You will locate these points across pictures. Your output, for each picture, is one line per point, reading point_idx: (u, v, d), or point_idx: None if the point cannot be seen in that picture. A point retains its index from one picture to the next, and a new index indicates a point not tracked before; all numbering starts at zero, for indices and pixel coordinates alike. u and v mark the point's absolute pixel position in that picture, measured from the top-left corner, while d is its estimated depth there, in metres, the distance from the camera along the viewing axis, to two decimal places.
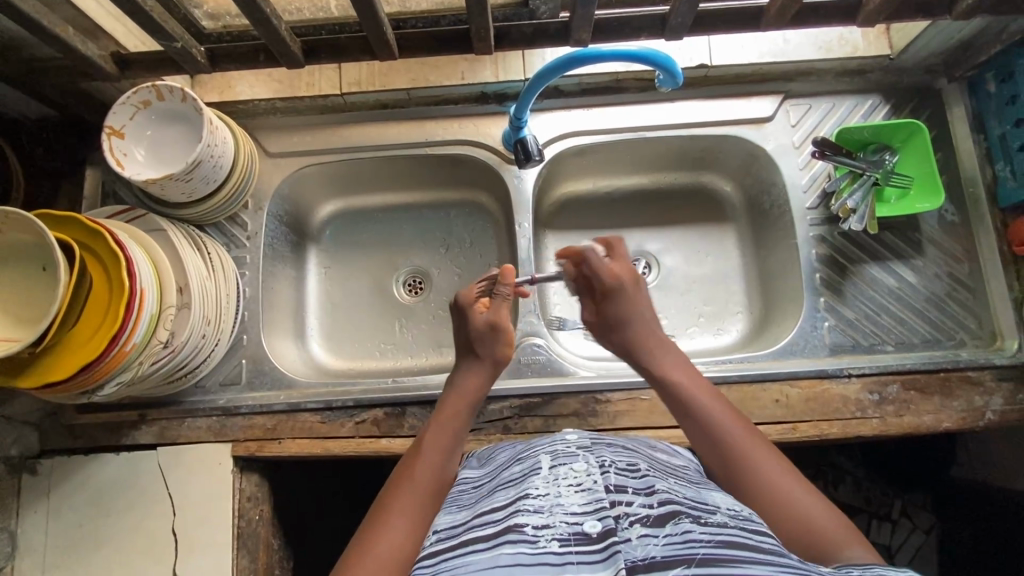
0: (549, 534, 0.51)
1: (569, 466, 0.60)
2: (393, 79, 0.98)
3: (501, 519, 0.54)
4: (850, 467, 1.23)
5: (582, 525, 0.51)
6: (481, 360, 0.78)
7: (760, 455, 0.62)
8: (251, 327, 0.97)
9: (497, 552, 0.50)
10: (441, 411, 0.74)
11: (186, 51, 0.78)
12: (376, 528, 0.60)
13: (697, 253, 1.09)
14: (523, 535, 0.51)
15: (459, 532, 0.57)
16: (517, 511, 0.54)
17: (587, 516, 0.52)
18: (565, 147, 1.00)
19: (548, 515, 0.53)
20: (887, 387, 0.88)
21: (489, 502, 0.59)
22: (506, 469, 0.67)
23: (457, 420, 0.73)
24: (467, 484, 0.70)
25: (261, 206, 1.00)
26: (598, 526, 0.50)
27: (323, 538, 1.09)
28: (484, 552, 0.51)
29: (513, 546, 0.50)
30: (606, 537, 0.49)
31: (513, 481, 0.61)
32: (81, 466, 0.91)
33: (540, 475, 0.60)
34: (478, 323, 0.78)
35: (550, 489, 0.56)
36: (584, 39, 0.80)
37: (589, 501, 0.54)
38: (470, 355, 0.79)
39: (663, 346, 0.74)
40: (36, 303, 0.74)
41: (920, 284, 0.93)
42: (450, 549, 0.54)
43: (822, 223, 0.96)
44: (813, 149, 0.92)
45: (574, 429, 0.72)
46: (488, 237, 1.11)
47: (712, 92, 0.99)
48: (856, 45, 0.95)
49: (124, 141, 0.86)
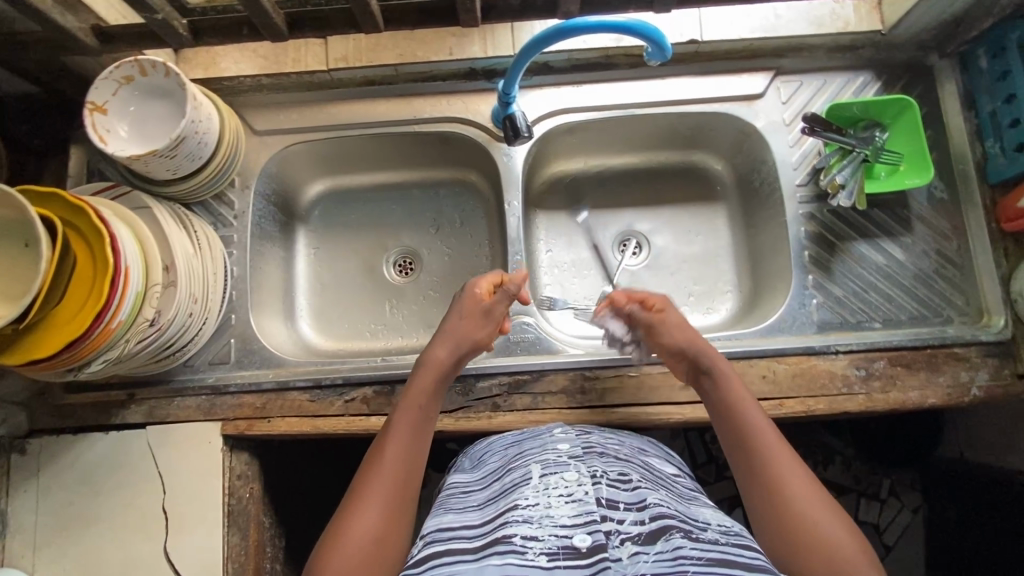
0: (537, 548, 0.52)
1: (560, 475, 0.61)
2: (381, 55, 0.96)
3: (489, 532, 0.55)
4: (840, 448, 1.23)
5: (572, 538, 0.52)
6: (460, 339, 0.79)
7: (805, 484, 0.62)
8: (240, 307, 0.97)
9: (484, 563, 0.51)
10: (412, 386, 0.74)
11: (167, 24, 0.76)
12: (352, 515, 0.61)
13: (686, 232, 1.09)
14: (512, 546, 0.52)
15: (445, 539, 0.57)
16: (507, 523, 0.55)
17: (576, 530, 0.53)
18: (556, 124, 0.99)
19: (537, 527, 0.54)
20: (874, 362, 0.88)
21: (478, 515, 0.60)
22: (497, 480, 0.67)
23: (428, 397, 0.74)
24: (456, 488, 0.70)
25: (248, 184, 0.99)
26: (587, 541, 0.52)
27: (315, 518, 1.10)
28: (470, 562, 0.52)
29: (501, 557, 0.51)
30: (595, 552, 0.50)
31: (498, 496, 0.63)
32: (69, 446, 0.91)
33: (531, 485, 0.61)
34: (476, 311, 0.81)
35: (541, 500, 0.58)
36: (571, 11, 0.79)
37: (579, 514, 0.55)
38: (447, 330, 0.80)
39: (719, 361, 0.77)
40: (21, 278, 0.73)
41: (908, 262, 0.93)
42: (436, 557, 0.54)
43: (811, 201, 0.96)
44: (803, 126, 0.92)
45: (565, 437, 0.73)
46: (477, 217, 1.10)
47: (703, 68, 0.98)
48: (847, 21, 0.94)
49: (107, 117, 0.84)
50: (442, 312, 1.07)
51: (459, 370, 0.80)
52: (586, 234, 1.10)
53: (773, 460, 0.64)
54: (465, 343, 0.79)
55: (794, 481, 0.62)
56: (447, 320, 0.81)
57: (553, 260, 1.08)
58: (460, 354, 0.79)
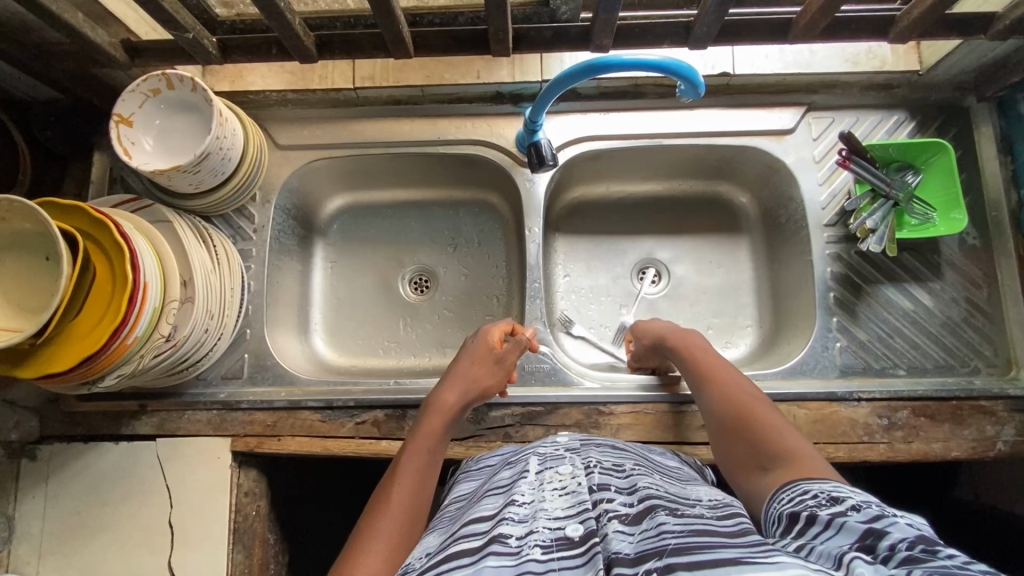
0: (531, 542, 0.49)
1: (555, 470, 0.61)
2: (409, 76, 0.96)
3: (485, 531, 0.52)
4: (851, 484, 1.19)
5: (565, 529, 0.50)
6: (466, 384, 0.79)
7: (761, 413, 0.66)
8: (255, 322, 0.97)
9: (480, 566, 0.46)
10: (419, 431, 0.74)
11: (197, 42, 0.77)
12: (356, 555, 0.58)
13: (707, 262, 1.08)
14: (506, 545, 0.49)
15: (445, 546, 0.53)
16: (502, 521, 0.52)
17: (569, 521, 0.51)
18: (579, 152, 0.98)
19: (530, 523, 0.51)
20: (897, 412, 0.86)
21: (478, 510, 0.58)
22: (496, 475, 0.68)
23: (436, 439, 0.73)
24: (461, 499, 0.68)
25: (269, 198, 0.99)
26: (580, 530, 0.49)
27: (317, 534, 1.09)
28: (465, 568, 0.47)
29: (496, 558, 0.47)
30: (587, 539, 0.48)
31: (501, 489, 0.61)
32: (80, 455, 0.91)
33: (528, 480, 0.60)
34: (487, 354, 0.82)
35: (536, 495, 0.57)
36: (605, 45, 0.79)
37: (572, 505, 0.53)
38: (450, 377, 0.81)
39: (687, 336, 0.82)
40: (41, 292, 0.72)
41: (936, 308, 0.91)
42: (438, 566, 0.49)
43: (839, 241, 0.94)
44: (841, 150, 0.90)
45: (566, 433, 0.74)
46: (496, 238, 1.09)
47: (735, 100, 0.96)
48: (884, 59, 0.92)
49: (132, 129, 0.84)
50: (456, 333, 1.06)
51: (465, 416, 0.80)
52: (605, 260, 1.09)
53: (728, 392, 0.70)
54: (476, 389, 0.80)
55: (750, 408, 0.67)
56: (457, 365, 0.82)
57: (570, 285, 1.07)
58: (469, 399, 0.79)
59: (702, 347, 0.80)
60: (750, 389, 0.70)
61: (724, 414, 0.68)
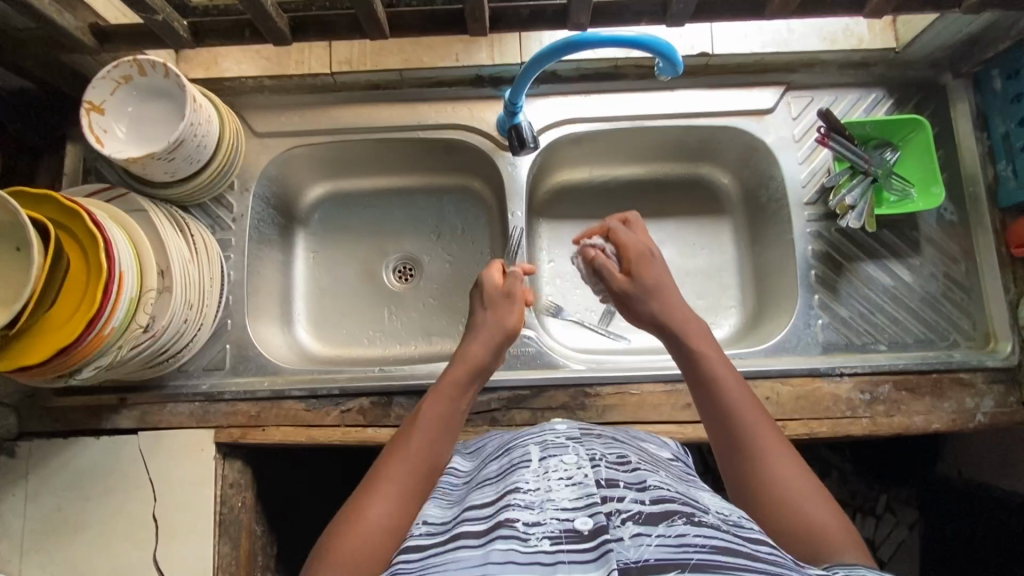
0: (540, 532, 0.48)
1: (560, 459, 0.59)
2: (387, 60, 0.95)
3: (490, 516, 0.51)
4: (838, 462, 1.20)
5: (574, 521, 0.49)
6: (488, 329, 0.75)
7: (790, 476, 0.57)
8: (236, 312, 0.95)
9: (488, 551, 0.47)
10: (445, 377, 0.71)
11: (167, 25, 0.75)
12: (370, 496, 0.57)
13: (691, 245, 1.08)
14: (515, 530, 0.49)
15: (450, 526, 0.53)
16: (508, 506, 0.52)
17: (578, 513, 0.50)
18: (561, 134, 0.98)
19: (539, 513, 0.51)
20: (879, 387, 0.87)
21: (475, 497, 0.57)
22: (490, 462, 0.67)
23: (459, 392, 0.69)
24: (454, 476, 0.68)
25: (247, 187, 0.98)
26: (589, 523, 0.48)
27: (302, 524, 1.08)
28: (473, 550, 0.48)
29: (504, 543, 0.47)
30: (597, 534, 0.47)
31: (495, 478, 0.60)
32: (60, 450, 0.89)
33: (531, 468, 0.59)
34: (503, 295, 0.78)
35: (541, 483, 0.55)
36: (582, 22, 0.78)
37: (580, 497, 0.52)
38: (479, 326, 0.76)
39: (697, 332, 0.70)
40: (9, 283, 0.71)
41: (916, 284, 0.92)
42: (444, 545, 0.50)
43: (820, 219, 0.94)
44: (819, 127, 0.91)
45: (563, 419, 0.72)
46: (479, 226, 1.09)
47: (712, 81, 0.96)
48: (861, 37, 0.93)
49: (104, 117, 0.83)
50: (441, 320, 1.06)
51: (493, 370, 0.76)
52: None
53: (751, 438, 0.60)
54: (501, 336, 0.75)
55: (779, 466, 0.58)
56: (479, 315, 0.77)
57: (554, 271, 1.06)
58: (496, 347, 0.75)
59: (715, 345, 0.69)
60: (773, 429, 0.61)
61: (750, 472, 0.58)
